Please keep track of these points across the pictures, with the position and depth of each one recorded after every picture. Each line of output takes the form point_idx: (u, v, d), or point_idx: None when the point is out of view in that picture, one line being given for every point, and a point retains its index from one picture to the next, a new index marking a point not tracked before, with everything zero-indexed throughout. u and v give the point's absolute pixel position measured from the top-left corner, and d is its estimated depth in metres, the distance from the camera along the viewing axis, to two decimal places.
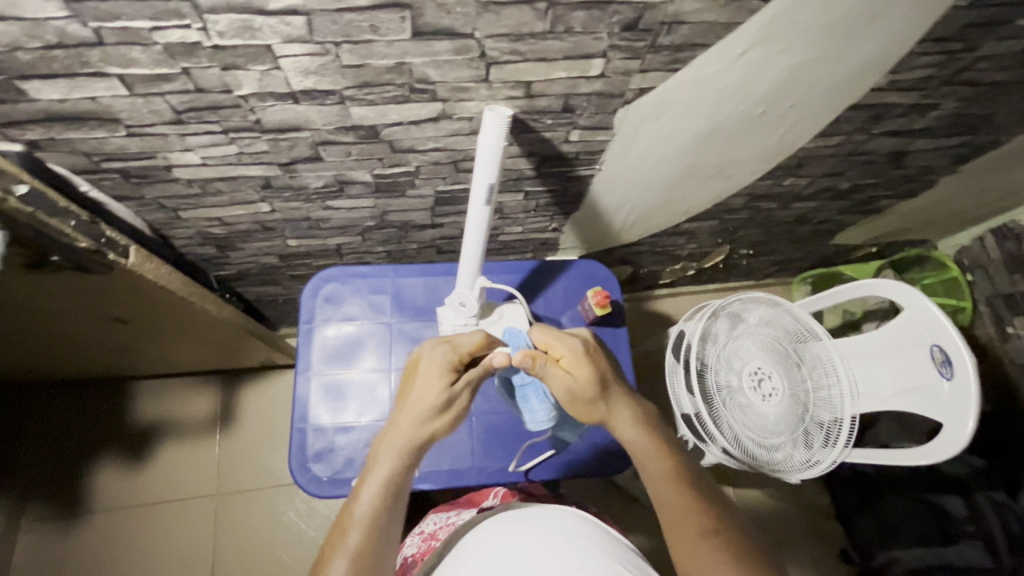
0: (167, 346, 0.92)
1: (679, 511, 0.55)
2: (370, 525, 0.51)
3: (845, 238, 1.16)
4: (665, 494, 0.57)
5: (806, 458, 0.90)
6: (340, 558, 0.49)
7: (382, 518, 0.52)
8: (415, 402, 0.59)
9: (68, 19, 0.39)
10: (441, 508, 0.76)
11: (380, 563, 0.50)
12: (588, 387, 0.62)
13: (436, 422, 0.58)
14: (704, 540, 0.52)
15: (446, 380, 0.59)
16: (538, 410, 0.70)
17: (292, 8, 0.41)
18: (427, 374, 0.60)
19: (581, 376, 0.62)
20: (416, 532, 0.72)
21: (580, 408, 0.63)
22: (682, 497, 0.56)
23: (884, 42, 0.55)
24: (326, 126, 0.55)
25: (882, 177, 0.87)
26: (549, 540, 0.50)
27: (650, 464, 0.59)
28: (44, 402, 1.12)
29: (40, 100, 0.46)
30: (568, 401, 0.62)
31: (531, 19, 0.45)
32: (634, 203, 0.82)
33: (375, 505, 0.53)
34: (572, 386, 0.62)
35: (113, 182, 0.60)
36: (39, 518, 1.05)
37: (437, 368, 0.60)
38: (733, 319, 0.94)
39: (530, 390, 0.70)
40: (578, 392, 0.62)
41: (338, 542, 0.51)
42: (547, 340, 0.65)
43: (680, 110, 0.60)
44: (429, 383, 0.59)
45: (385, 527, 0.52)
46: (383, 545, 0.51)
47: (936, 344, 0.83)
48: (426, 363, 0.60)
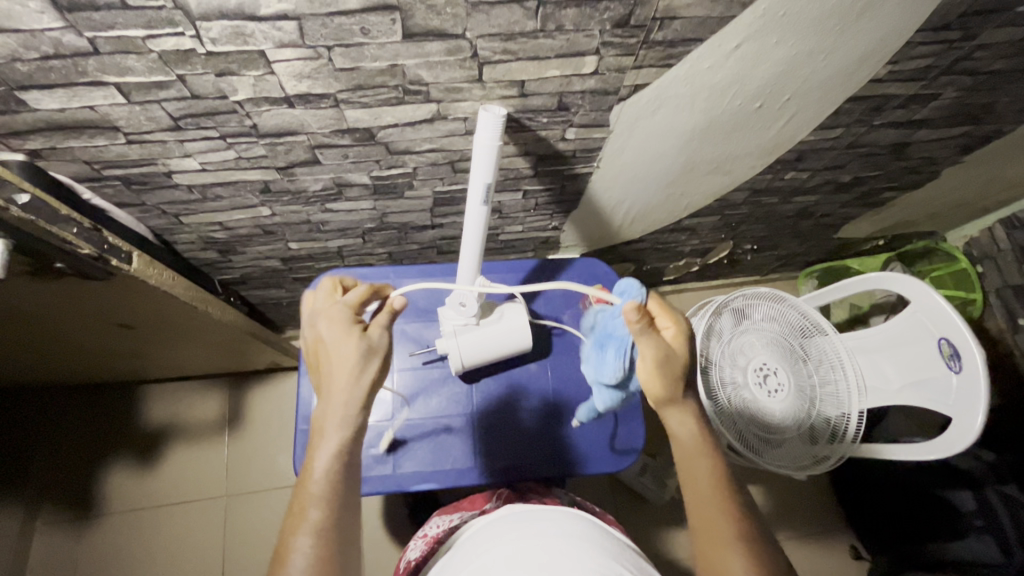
0: (174, 350, 0.93)
1: (715, 514, 0.55)
2: (329, 498, 0.50)
3: (850, 231, 1.14)
4: (704, 497, 0.57)
5: (812, 454, 0.90)
6: (302, 537, 0.48)
7: (341, 487, 0.51)
8: (342, 365, 0.54)
9: (64, 29, 0.40)
10: (445, 510, 0.75)
11: (343, 533, 0.50)
12: (682, 365, 0.60)
13: (368, 376, 0.54)
14: (736, 547, 0.53)
15: (356, 332, 0.55)
16: (608, 364, 0.69)
17: (283, 13, 0.41)
18: (339, 332, 0.55)
19: (682, 353, 0.60)
20: (419, 535, 0.72)
21: (666, 379, 0.59)
22: (722, 500, 0.56)
23: (879, 33, 0.55)
24: (321, 129, 0.55)
25: (885, 168, 0.86)
26: (551, 541, 0.49)
27: (697, 464, 0.58)
28: (57, 406, 1.14)
29: (40, 109, 0.47)
30: (659, 365, 0.58)
31: (521, 18, 0.45)
32: (634, 199, 0.81)
33: (330, 476, 0.51)
34: (670, 355, 0.59)
35: (114, 189, 0.61)
36: (53, 521, 1.07)
37: (340, 324, 0.56)
38: (736, 314, 0.94)
39: (614, 341, 0.68)
40: (671, 364, 0.59)
41: (298, 520, 0.49)
42: (656, 310, 0.62)
43: (674, 105, 0.60)
44: (339, 339, 0.55)
45: (343, 497, 0.51)
46: (345, 513, 0.51)
47: (943, 337, 0.82)
48: (331, 325, 0.56)
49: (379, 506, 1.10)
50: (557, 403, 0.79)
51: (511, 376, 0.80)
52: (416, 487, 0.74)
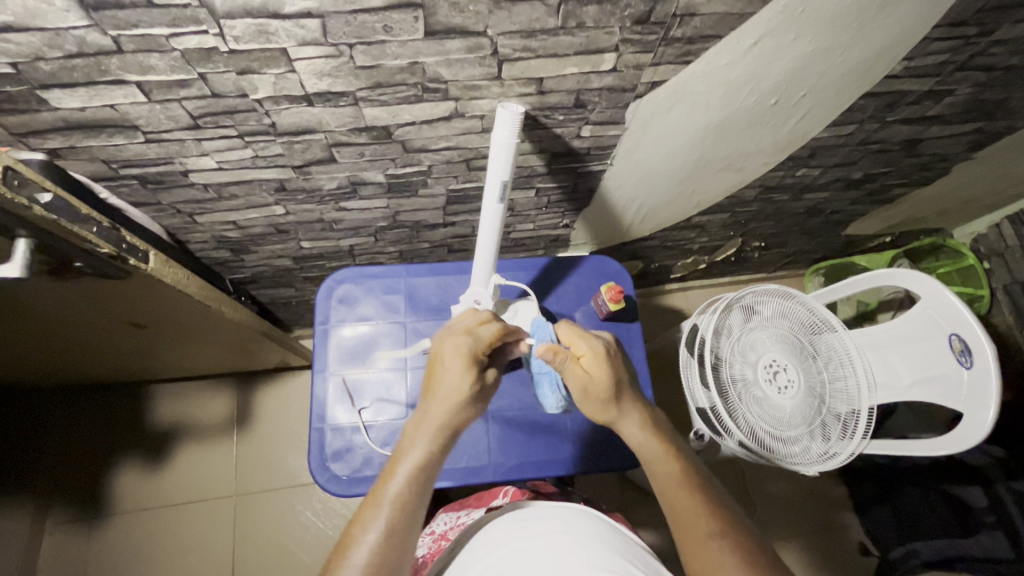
0: (185, 349, 0.93)
1: (687, 511, 0.54)
2: (405, 502, 0.50)
3: (858, 228, 1.15)
4: (675, 496, 0.56)
5: (823, 450, 0.90)
6: (371, 530, 0.49)
7: (416, 498, 0.51)
8: (445, 392, 0.56)
9: (88, 28, 0.40)
10: (452, 506, 0.76)
11: (409, 539, 0.50)
12: (605, 387, 0.61)
13: (466, 407, 0.56)
14: (711, 540, 0.52)
15: (470, 367, 0.57)
16: (550, 397, 0.73)
17: (307, 11, 0.41)
18: (458, 362, 0.57)
19: (599, 378, 0.61)
20: (429, 531, 0.73)
21: (592, 404, 0.62)
22: (693, 496, 0.55)
23: (897, 29, 0.55)
24: (339, 127, 0.55)
25: (896, 165, 0.86)
26: (557, 539, 0.50)
27: (662, 467, 0.59)
28: (67, 406, 1.14)
29: (61, 108, 0.47)
30: (582, 397, 0.61)
31: (543, 15, 0.45)
32: (646, 196, 0.82)
33: (409, 485, 0.51)
34: (589, 383, 0.62)
35: (131, 189, 0.61)
36: (63, 521, 1.07)
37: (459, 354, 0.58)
38: (746, 311, 0.95)
39: (545, 376, 0.72)
40: (592, 389, 0.62)
41: (368, 515, 0.50)
42: (570, 337, 0.65)
43: (690, 102, 0.60)
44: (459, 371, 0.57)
45: (417, 506, 0.51)
46: (414, 521, 0.51)
47: (954, 333, 0.82)
48: (449, 352, 0.58)
49: None
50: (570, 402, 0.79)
51: (524, 373, 0.80)
52: None
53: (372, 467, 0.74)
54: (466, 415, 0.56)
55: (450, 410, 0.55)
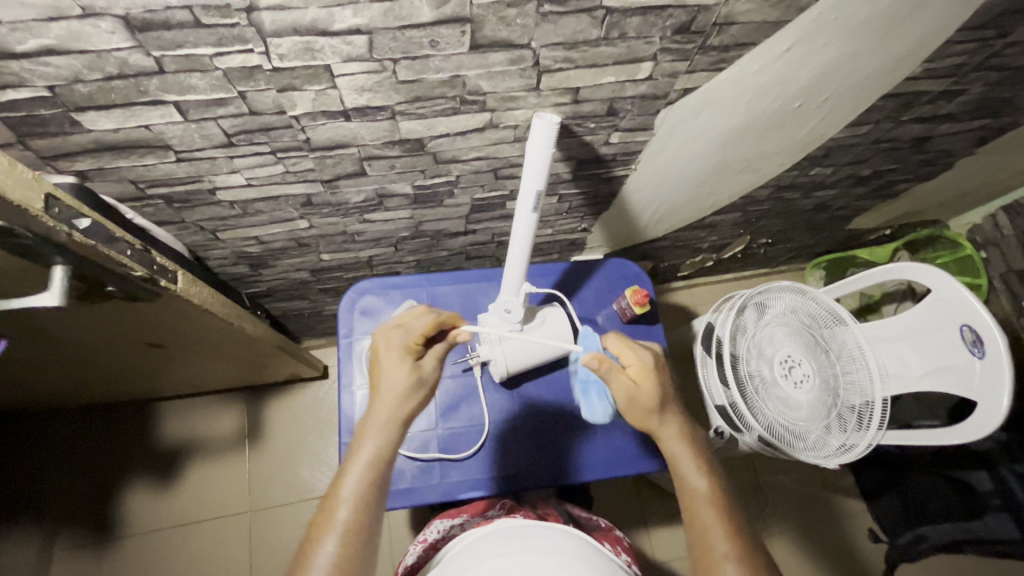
0: (198, 365, 0.91)
1: (707, 530, 0.55)
2: (362, 497, 0.50)
3: (862, 222, 1.17)
4: (697, 514, 0.56)
5: (841, 443, 0.91)
6: (329, 536, 0.47)
7: (373, 490, 0.51)
8: (390, 385, 0.56)
9: (131, 49, 0.39)
10: (447, 513, 0.73)
11: (370, 541, 0.49)
12: (652, 398, 0.61)
13: (412, 398, 0.56)
14: (726, 561, 0.52)
15: (410, 364, 0.58)
16: (596, 405, 0.75)
17: (356, 28, 0.41)
18: (396, 359, 0.58)
19: (648, 387, 0.61)
20: (420, 538, 0.70)
21: (638, 413, 0.62)
22: (718, 517, 0.56)
23: (922, 32, 0.56)
24: (373, 141, 0.55)
25: (904, 162, 0.88)
26: (541, 560, 0.48)
27: (692, 483, 0.59)
28: (71, 427, 1.11)
29: (94, 130, 0.46)
30: (628, 406, 0.61)
31: (587, 27, 0.45)
32: (664, 198, 0.82)
33: (365, 481, 0.51)
34: (634, 394, 0.61)
35: (156, 209, 0.59)
36: (73, 546, 1.04)
37: (398, 351, 0.58)
38: (758, 308, 0.96)
39: (592, 386, 0.75)
40: (638, 399, 0.61)
41: (327, 520, 0.49)
42: (618, 348, 0.64)
43: (718, 107, 0.60)
44: (393, 364, 0.57)
45: (374, 504, 0.51)
46: (374, 520, 0.50)
47: (965, 324, 0.85)
48: (386, 349, 0.59)
49: (404, 512, 1.10)
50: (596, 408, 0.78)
51: (550, 378, 0.79)
52: (463, 496, 0.74)
53: (404, 480, 0.73)
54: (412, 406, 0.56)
55: (394, 404, 0.55)
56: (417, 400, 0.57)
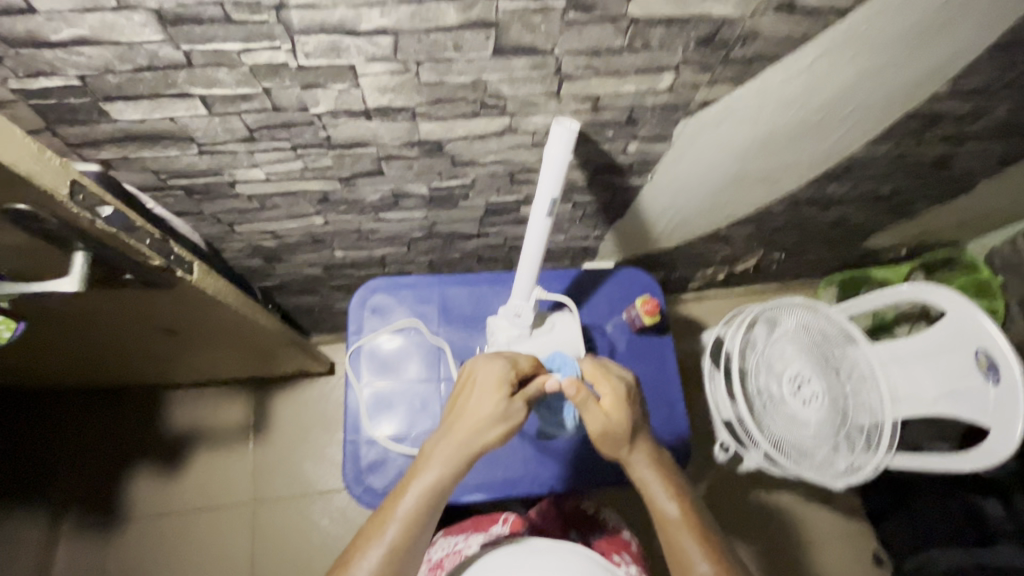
0: (208, 356, 0.92)
1: (685, 556, 0.55)
2: (413, 522, 0.51)
3: (878, 241, 1.16)
4: (675, 541, 0.56)
5: (848, 463, 0.90)
6: (374, 549, 0.49)
7: (424, 519, 0.52)
8: (475, 415, 0.56)
9: (162, 42, 0.39)
10: (450, 530, 0.72)
11: (411, 560, 0.50)
12: (623, 428, 0.59)
13: (490, 433, 0.56)
14: None
15: (504, 397, 0.57)
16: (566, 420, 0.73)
17: (382, 29, 0.41)
18: (492, 390, 0.57)
19: (619, 417, 0.59)
20: (425, 558, 0.70)
21: (611, 443, 0.60)
22: (696, 544, 0.56)
23: (949, 50, 0.55)
24: (393, 141, 0.55)
25: (924, 182, 0.88)
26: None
27: (668, 510, 0.58)
28: (81, 411, 1.12)
29: (121, 120, 0.46)
30: (602, 436, 0.59)
31: (611, 35, 0.45)
32: (679, 208, 0.82)
33: (420, 504, 0.52)
34: (608, 425, 0.59)
35: (176, 199, 0.60)
36: (77, 529, 1.05)
37: (495, 380, 0.58)
38: (769, 324, 0.96)
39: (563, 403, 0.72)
40: (612, 429, 0.59)
41: (375, 530, 0.51)
42: (593, 377, 0.63)
43: (738, 119, 0.60)
44: (488, 395, 0.57)
45: (423, 528, 0.52)
46: (419, 542, 0.51)
47: (980, 348, 0.83)
48: (483, 378, 0.58)
49: None
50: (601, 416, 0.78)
51: None
52: (465, 498, 0.74)
53: None
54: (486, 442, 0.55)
55: (472, 434, 0.55)
56: (496, 436, 0.56)
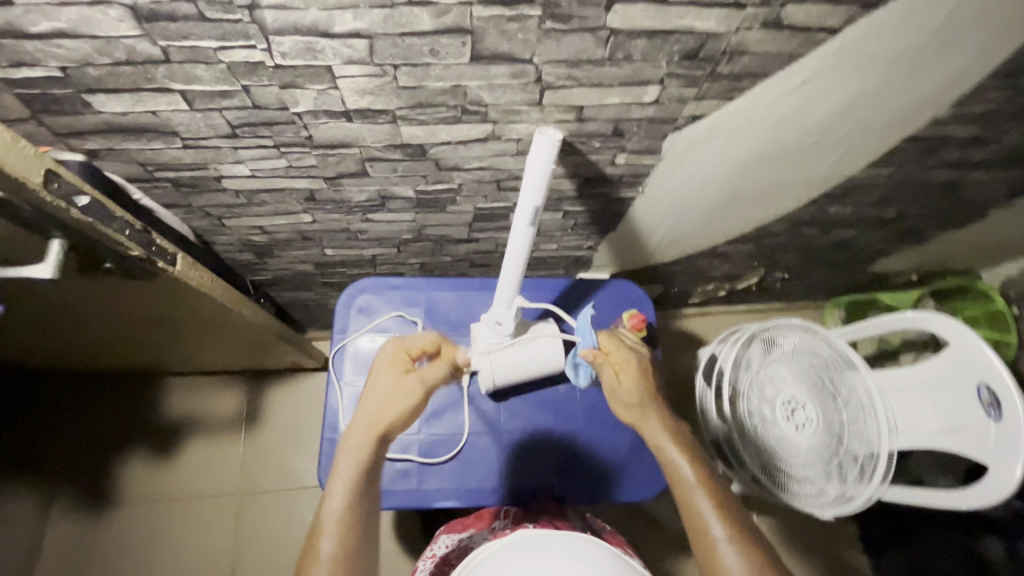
0: (200, 346, 0.93)
1: (701, 515, 0.54)
2: (346, 520, 0.50)
3: (886, 265, 1.13)
4: (691, 501, 0.55)
5: (839, 494, 0.85)
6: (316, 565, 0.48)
7: (357, 512, 0.51)
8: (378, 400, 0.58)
9: (139, 38, 0.40)
10: (452, 528, 0.73)
11: (357, 561, 0.49)
12: (634, 392, 0.62)
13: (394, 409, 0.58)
14: (724, 543, 0.52)
15: (399, 375, 0.60)
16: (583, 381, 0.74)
17: (356, 32, 0.41)
18: (385, 375, 0.60)
19: (628, 383, 0.62)
20: (428, 554, 0.70)
21: (625, 411, 0.62)
22: (711, 501, 0.55)
23: (949, 75, 0.53)
24: (375, 143, 0.55)
25: (931, 207, 0.85)
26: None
27: (682, 472, 0.57)
28: (79, 393, 1.14)
29: (104, 112, 0.47)
30: (612, 399, 0.62)
31: (591, 46, 0.45)
32: (673, 223, 0.80)
33: (349, 499, 0.52)
34: (617, 387, 0.62)
35: (164, 191, 0.61)
36: (69, 509, 1.07)
37: (388, 365, 0.61)
38: (766, 344, 0.93)
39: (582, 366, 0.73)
40: (621, 393, 0.62)
41: (314, 544, 0.50)
42: (609, 347, 0.66)
43: (729, 137, 0.59)
44: (385, 379, 0.60)
45: (359, 527, 0.51)
46: (360, 542, 0.50)
47: (983, 382, 0.80)
48: (380, 367, 0.61)
49: None
50: (582, 430, 0.77)
51: (539, 395, 0.78)
52: (439, 504, 0.74)
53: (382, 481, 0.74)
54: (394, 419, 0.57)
55: (379, 417, 0.57)
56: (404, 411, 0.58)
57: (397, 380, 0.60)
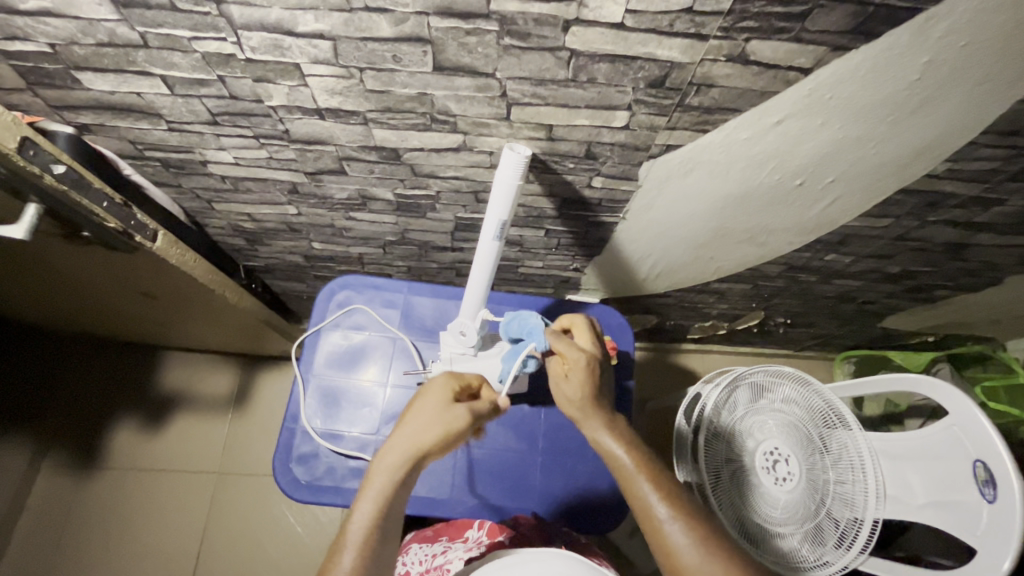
0: (191, 324, 0.96)
1: (644, 501, 0.54)
2: (364, 545, 0.48)
3: (897, 323, 1.07)
4: (632, 489, 0.55)
5: (814, 557, 0.81)
6: None
7: (377, 536, 0.48)
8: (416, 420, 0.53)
9: (117, 22, 0.42)
10: (424, 538, 0.71)
11: None
12: (577, 394, 0.59)
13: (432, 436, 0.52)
14: (669, 523, 0.52)
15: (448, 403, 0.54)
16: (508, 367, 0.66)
17: (319, 33, 0.42)
18: (433, 398, 0.55)
19: (572, 386, 0.60)
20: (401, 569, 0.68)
21: (570, 408, 0.61)
22: (651, 485, 0.54)
23: (938, 129, 0.51)
24: (350, 143, 0.56)
25: (939, 266, 0.80)
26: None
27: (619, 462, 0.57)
28: (82, 354, 1.19)
29: (92, 89, 0.50)
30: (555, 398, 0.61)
31: (552, 66, 0.45)
32: (660, 254, 0.79)
33: (372, 520, 0.49)
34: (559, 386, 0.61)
35: (155, 170, 0.63)
36: (55, 464, 1.12)
37: (435, 387, 0.55)
38: (754, 390, 0.87)
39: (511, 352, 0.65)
40: (564, 392, 0.60)
41: (332, 559, 0.48)
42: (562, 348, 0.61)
43: (706, 171, 0.58)
44: (430, 401, 0.54)
45: (380, 549, 0.49)
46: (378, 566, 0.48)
47: (979, 460, 0.72)
48: (429, 388, 0.56)
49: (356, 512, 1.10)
50: (545, 451, 0.76)
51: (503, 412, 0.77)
52: None
53: (334, 477, 0.74)
54: (431, 449, 0.52)
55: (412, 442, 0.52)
56: (439, 440, 0.52)
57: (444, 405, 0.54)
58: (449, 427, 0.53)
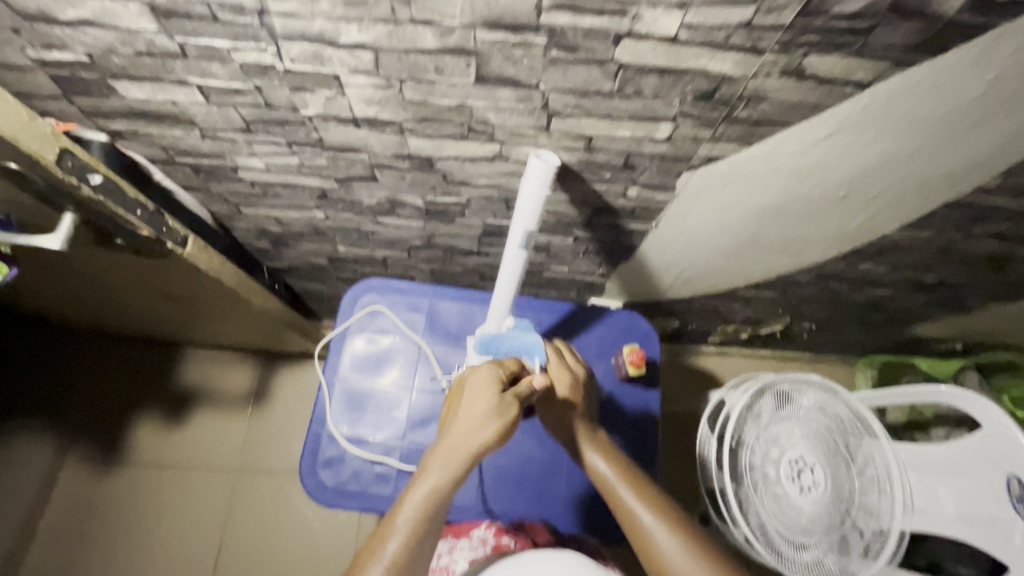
0: (214, 324, 0.96)
1: (631, 512, 0.56)
2: (413, 532, 0.50)
3: (927, 330, 1.04)
4: (620, 502, 0.57)
5: (840, 568, 0.78)
6: (376, 564, 0.49)
7: (425, 527, 0.51)
8: (468, 416, 0.56)
9: (157, 32, 0.41)
10: None
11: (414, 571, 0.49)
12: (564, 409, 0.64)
13: (484, 433, 0.54)
14: (657, 530, 0.53)
15: (497, 395, 0.56)
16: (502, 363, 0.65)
17: (362, 44, 0.41)
18: (483, 391, 0.57)
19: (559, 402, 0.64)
20: None
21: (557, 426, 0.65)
22: (638, 497, 0.56)
23: (991, 145, 0.49)
24: (383, 151, 0.55)
25: (977, 276, 0.78)
26: None
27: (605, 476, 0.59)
28: (103, 349, 1.20)
29: (127, 97, 0.49)
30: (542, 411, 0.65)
31: (599, 78, 0.43)
32: (689, 262, 0.77)
33: (421, 509, 0.52)
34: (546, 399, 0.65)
35: (184, 175, 0.63)
36: (79, 459, 1.13)
37: (484, 379, 0.57)
38: (779, 398, 0.82)
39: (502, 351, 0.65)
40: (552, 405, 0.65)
41: (378, 543, 0.50)
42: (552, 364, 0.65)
43: (747, 182, 0.56)
44: (479, 393, 0.57)
45: (429, 536, 0.51)
46: (423, 553, 0.50)
47: (1014, 475, 0.70)
48: (476, 379, 0.58)
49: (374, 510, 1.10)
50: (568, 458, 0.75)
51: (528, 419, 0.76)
52: None
53: (360, 482, 0.74)
54: (483, 443, 0.54)
55: (463, 437, 0.54)
56: (492, 436, 0.54)
57: (495, 398, 0.56)
58: (500, 424, 0.55)
